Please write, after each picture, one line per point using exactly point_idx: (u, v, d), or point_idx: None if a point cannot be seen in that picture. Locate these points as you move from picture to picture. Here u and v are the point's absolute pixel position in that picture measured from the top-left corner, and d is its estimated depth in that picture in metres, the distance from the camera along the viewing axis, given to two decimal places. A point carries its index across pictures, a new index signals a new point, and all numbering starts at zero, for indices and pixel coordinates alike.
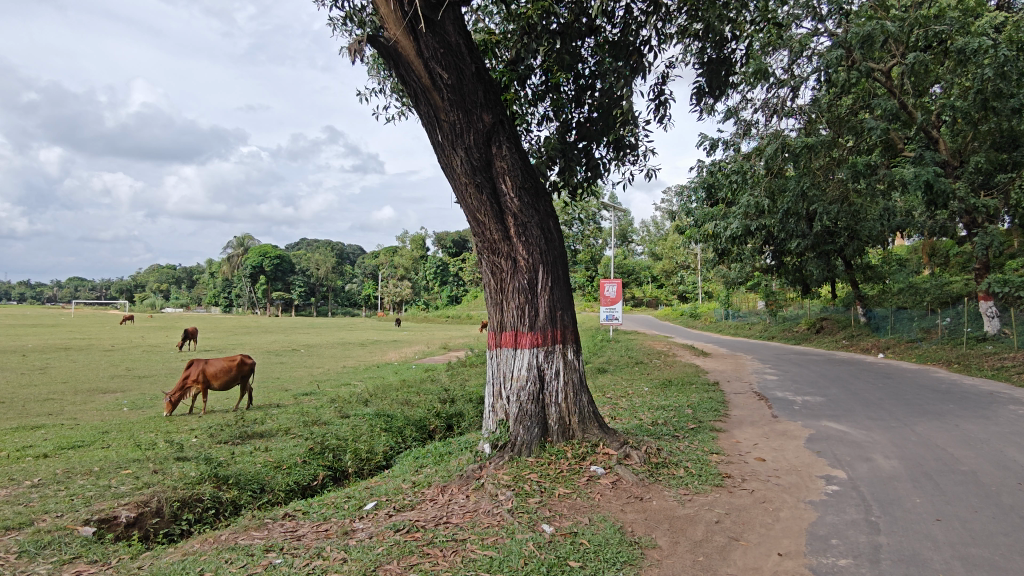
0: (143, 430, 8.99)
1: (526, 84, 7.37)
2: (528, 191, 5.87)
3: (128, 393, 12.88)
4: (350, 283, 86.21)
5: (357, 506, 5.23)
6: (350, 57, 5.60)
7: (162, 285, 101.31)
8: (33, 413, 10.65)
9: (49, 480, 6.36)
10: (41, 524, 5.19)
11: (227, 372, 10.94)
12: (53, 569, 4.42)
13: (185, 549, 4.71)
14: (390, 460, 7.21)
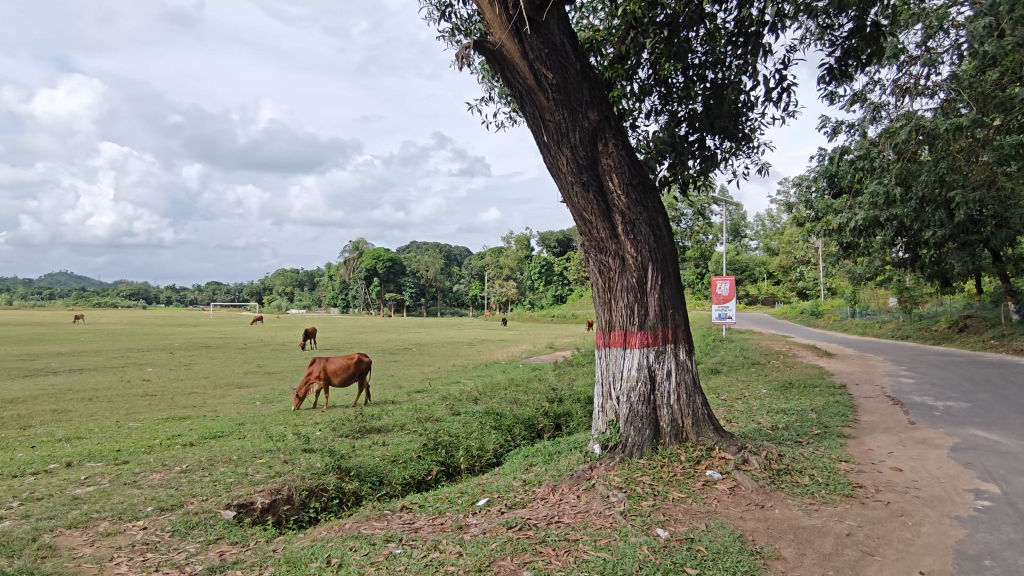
0: (273, 423, 9.66)
1: (634, 78, 7.25)
2: (636, 187, 5.75)
3: (260, 388, 13.88)
4: (458, 284, 88.64)
5: (470, 501, 5.35)
6: (457, 64, 5.75)
7: (287, 288, 109.05)
8: (180, 405, 11.76)
9: (196, 466, 7.01)
10: (190, 505, 5.72)
11: (347, 370, 11.50)
12: (200, 548, 4.85)
13: (313, 535, 5.01)
14: (500, 458, 7.31)
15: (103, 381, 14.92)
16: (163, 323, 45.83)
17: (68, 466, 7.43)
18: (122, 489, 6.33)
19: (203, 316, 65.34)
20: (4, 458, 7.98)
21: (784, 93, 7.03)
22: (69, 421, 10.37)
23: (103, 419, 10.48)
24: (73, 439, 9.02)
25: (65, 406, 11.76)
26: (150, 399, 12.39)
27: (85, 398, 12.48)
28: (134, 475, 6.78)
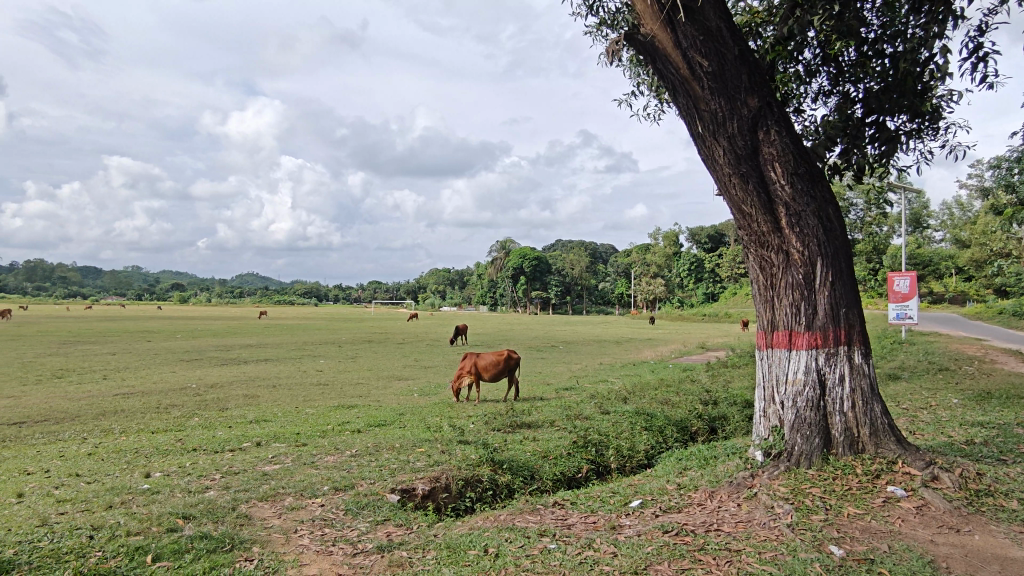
0: (430, 414, 10.20)
1: (798, 59, 6.78)
2: (802, 176, 5.35)
3: (417, 381, 14.70)
4: (603, 282, 88.18)
5: (623, 502, 5.28)
6: (608, 58, 5.69)
7: (440, 286, 114.90)
8: (349, 394, 12.81)
9: (363, 452, 7.57)
10: (360, 487, 6.18)
11: (497, 365, 11.81)
12: (370, 527, 5.23)
13: (471, 523, 5.21)
14: (652, 460, 7.15)
15: (284, 371, 16.62)
16: (335, 320, 49.97)
17: (258, 445, 8.36)
18: (302, 468, 6.99)
19: (367, 313, 70.80)
20: (208, 435, 9.16)
21: (981, 63, 6.17)
22: (258, 405, 11.68)
23: (285, 405, 11.68)
24: (261, 421, 10.13)
25: (254, 391, 13.26)
26: (323, 388, 13.62)
27: (270, 386, 13.99)
28: (313, 457, 7.46)
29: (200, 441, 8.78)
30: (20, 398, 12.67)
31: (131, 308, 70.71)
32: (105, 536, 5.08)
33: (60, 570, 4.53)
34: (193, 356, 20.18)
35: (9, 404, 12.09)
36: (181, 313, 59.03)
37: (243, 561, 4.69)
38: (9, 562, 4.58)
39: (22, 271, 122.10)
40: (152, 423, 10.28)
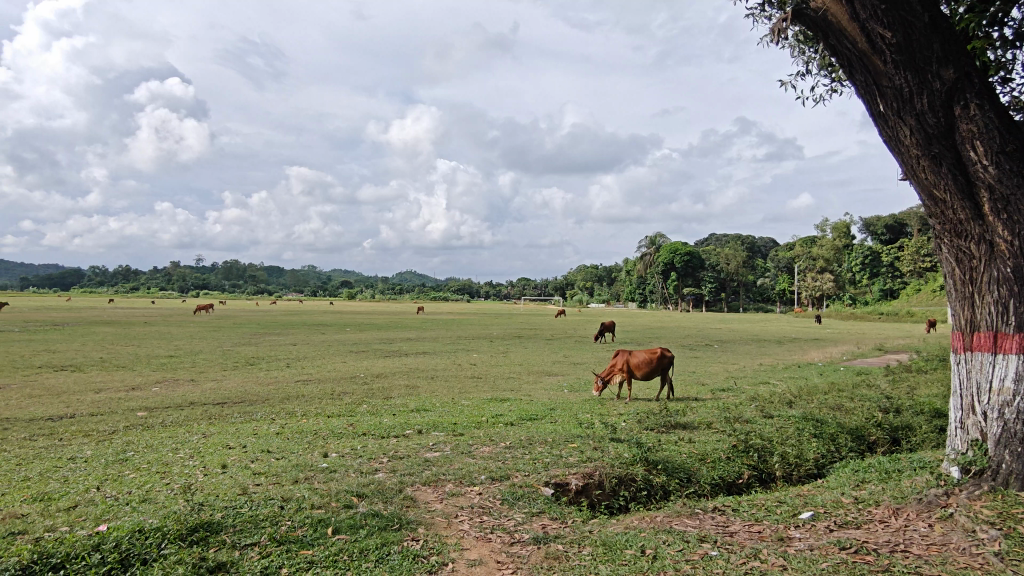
0: (581, 410, 10.22)
1: (1005, 21, 5.92)
2: (1011, 155, 4.66)
3: (568, 377, 14.79)
4: (762, 278, 83.10)
5: (791, 512, 4.94)
6: (774, 38, 5.33)
7: (588, 283, 114.90)
8: (501, 388, 13.21)
9: (517, 444, 7.76)
10: (515, 479, 6.34)
11: (649, 364, 11.52)
12: (526, 518, 5.35)
13: (626, 523, 5.15)
14: (823, 469, 6.61)
15: (440, 363, 17.49)
16: (488, 316, 51.44)
17: (420, 433, 8.87)
18: (460, 457, 7.31)
19: (518, 308, 72.35)
20: (376, 421, 9.89)
21: None
22: (418, 395, 12.41)
23: (442, 395, 12.30)
24: (422, 410, 10.75)
25: (414, 382, 14.10)
26: (477, 381, 14.16)
27: (428, 377, 14.80)
28: (470, 446, 7.78)
29: (369, 427, 9.49)
30: (222, 382, 14.50)
31: (308, 303, 78.24)
32: (293, 507, 5.67)
33: (258, 534, 5.12)
34: (362, 348, 21.89)
35: (214, 386, 13.91)
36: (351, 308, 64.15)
37: (409, 541, 5.00)
38: (218, 524, 5.27)
39: (221, 271, 139.68)
40: (328, 407, 11.29)
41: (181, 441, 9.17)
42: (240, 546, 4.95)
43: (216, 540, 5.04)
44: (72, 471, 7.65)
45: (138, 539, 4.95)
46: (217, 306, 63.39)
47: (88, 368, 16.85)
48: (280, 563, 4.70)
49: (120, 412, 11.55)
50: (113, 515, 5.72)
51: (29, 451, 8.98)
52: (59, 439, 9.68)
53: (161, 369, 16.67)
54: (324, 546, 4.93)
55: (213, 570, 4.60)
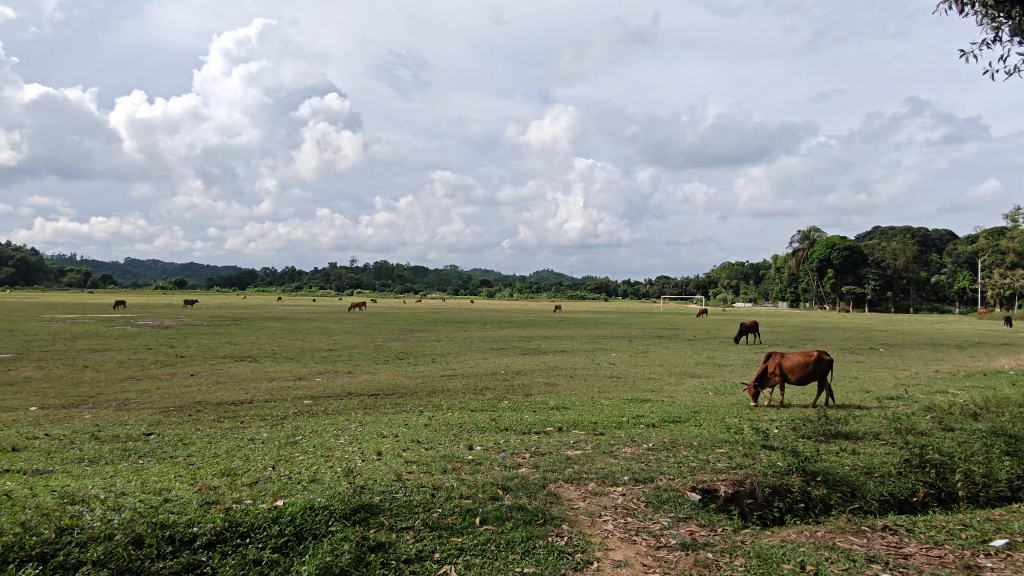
0: (728, 414, 9.76)
1: None
2: None
3: (713, 379, 14.19)
4: (936, 275, 74.45)
5: (979, 538, 4.40)
6: None
7: (732, 281, 109.50)
8: (642, 388, 12.99)
9: (661, 446, 7.57)
10: (660, 482, 6.19)
11: (804, 367, 10.75)
12: (673, 523, 5.21)
13: (783, 535, 4.85)
14: (1019, 493, 5.80)
15: (579, 362, 17.49)
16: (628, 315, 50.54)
17: (560, 431, 8.94)
18: (602, 456, 7.27)
19: (662, 307, 70.11)
20: (517, 418, 10.10)
21: None
22: (558, 393, 12.51)
23: (582, 394, 12.30)
24: (562, 408, 10.83)
25: (554, 380, 14.24)
26: (617, 381, 14.02)
27: (567, 376, 14.87)
28: (611, 446, 7.71)
29: (511, 422, 9.71)
30: (376, 374, 15.52)
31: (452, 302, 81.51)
32: (443, 496, 5.94)
33: (412, 518, 5.43)
34: (503, 345, 22.45)
35: (369, 378, 14.97)
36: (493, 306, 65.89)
37: (554, 536, 5.04)
38: (377, 506, 5.65)
39: (373, 271, 149.64)
40: (472, 402, 11.72)
41: (342, 428, 9.95)
42: (397, 529, 5.28)
43: (375, 521, 5.40)
44: (252, 451, 8.58)
45: (309, 515, 5.45)
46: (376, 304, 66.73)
47: (263, 359, 18.77)
48: (433, 547, 4.95)
49: (290, 400, 12.74)
50: (289, 492, 6.34)
51: (218, 431, 10.18)
52: (241, 421, 10.88)
53: (323, 361, 18.20)
54: (472, 535, 5.12)
55: (374, 549, 4.95)
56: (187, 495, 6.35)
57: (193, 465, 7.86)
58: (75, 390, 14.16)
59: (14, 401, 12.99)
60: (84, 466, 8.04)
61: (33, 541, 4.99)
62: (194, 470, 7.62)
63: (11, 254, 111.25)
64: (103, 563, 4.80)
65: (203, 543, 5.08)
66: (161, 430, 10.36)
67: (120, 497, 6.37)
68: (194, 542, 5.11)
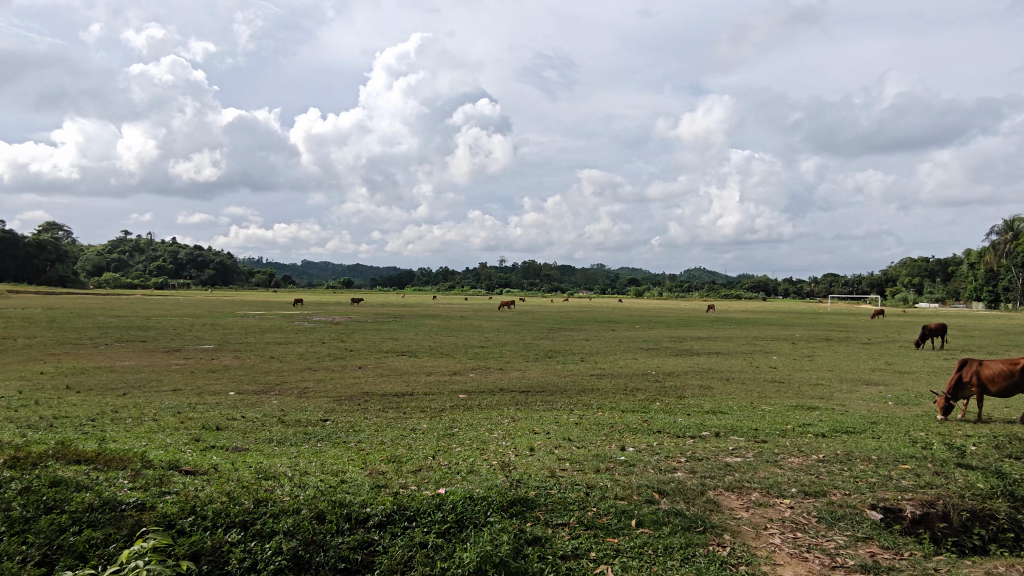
0: (913, 428, 8.77)
1: None
2: None
3: (892, 387, 12.84)
4: None
5: None
6: None
7: (914, 279, 98.35)
8: (808, 395, 12.07)
9: (833, 458, 6.98)
10: (833, 496, 5.71)
11: (1008, 377, 9.40)
12: (850, 542, 4.78)
13: (987, 569, 4.29)
14: None
15: (736, 365, 16.62)
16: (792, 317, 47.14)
17: (718, 436, 8.55)
18: (765, 465, 6.85)
19: (833, 308, 64.34)
20: (670, 420, 9.82)
21: None
22: (713, 396, 11.98)
23: (740, 399, 11.68)
24: (718, 413, 10.34)
25: (709, 383, 13.65)
26: (779, 386, 13.15)
27: (722, 379, 14.17)
28: (775, 455, 7.24)
29: (664, 425, 9.46)
30: (526, 371, 15.87)
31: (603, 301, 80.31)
32: (598, 495, 5.92)
33: (568, 515, 5.47)
34: (652, 345, 21.92)
35: (521, 375, 15.33)
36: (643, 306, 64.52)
37: (715, 546, 4.84)
38: (533, 501, 5.76)
39: (521, 271, 153.02)
40: (622, 402, 11.57)
41: (496, 423, 10.28)
42: (552, 524, 5.35)
43: (531, 515, 5.52)
44: (414, 440, 9.13)
45: (470, 504, 5.68)
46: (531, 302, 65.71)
47: (422, 354, 19.90)
48: (589, 546, 4.95)
49: (446, 393, 13.38)
50: (449, 481, 6.66)
51: (383, 420, 10.95)
52: (403, 412, 11.63)
53: (477, 358, 18.91)
54: (629, 537, 5.05)
55: (531, 542, 5.06)
56: (360, 478, 6.90)
57: (364, 451, 8.53)
58: (265, 378, 15.96)
59: (216, 386, 14.89)
60: (273, 446, 9.03)
61: (236, 509, 5.68)
62: (364, 455, 8.26)
63: (213, 258, 127.86)
64: (292, 533, 5.35)
65: (375, 523, 5.49)
66: (335, 417, 11.34)
67: (303, 475, 7.07)
68: (368, 521, 5.53)
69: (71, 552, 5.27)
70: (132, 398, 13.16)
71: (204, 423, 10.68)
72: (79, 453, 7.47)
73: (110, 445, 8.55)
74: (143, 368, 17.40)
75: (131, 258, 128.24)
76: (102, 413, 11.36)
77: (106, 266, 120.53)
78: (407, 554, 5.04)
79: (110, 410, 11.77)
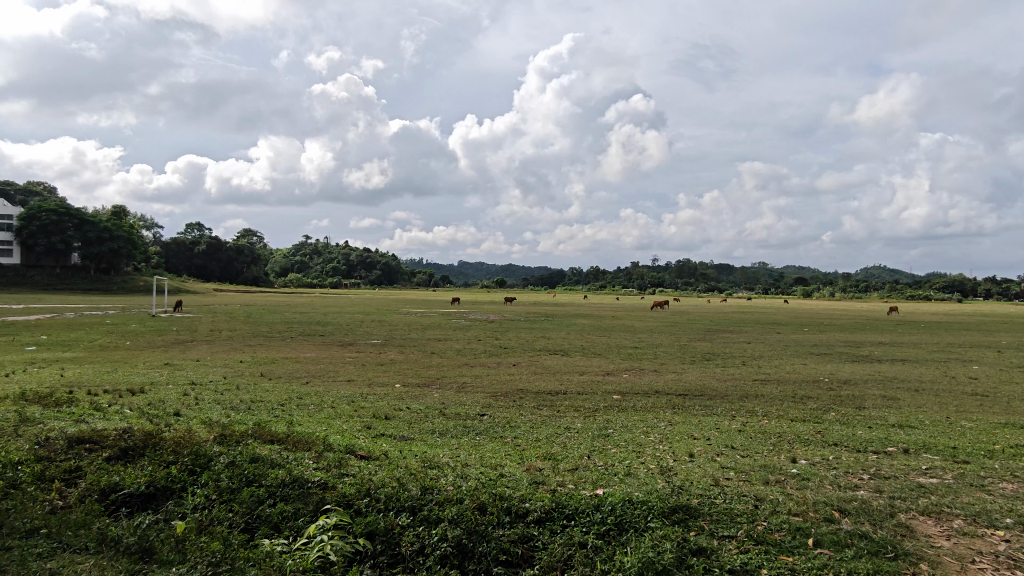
0: None
1: None
2: None
3: None
4: None
5: None
6: None
7: None
8: (1021, 412, 10.42)
9: None
10: None
11: None
12: None
13: None
14: None
15: (928, 374, 14.77)
16: (996, 321, 41.03)
17: (905, 453, 7.66)
18: (969, 490, 6.00)
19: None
20: (847, 433, 8.96)
21: None
22: (899, 409, 10.74)
23: (933, 413, 10.36)
24: (906, 427, 9.25)
25: (893, 393, 12.29)
26: (981, 400, 11.48)
27: (911, 389, 12.66)
28: (982, 479, 6.32)
29: (840, 437, 8.64)
30: (683, 374, 15.30)
31: (767, 302, 73.96)
32: (768, 509, 5.53)
33: (735, 528, 5.18)
34: (824, 350, 20.14)
35: (677, 378, 14.83)
36: (810, 307, 59.52)
37: None
38: (696, 509, 5.53)
39: (674, 271, 148.35)
40: (790, 411, 10.74)
41: (651, 426, 10.02)
42: (719, 536, 5.09)
43: (695, 524, 5.29)
44: (569, 439, 9.16)
45: (629, 507, 5.56)
46: (685, 304, 62.38)
47: (574, 353, 19.97)
48: (760, 562, 4.65)
49: (599, 394, 13.27)
50: (607, 482, 6.57)
51: (538, 418, 11.10)
52: (557, 410, 11.74)
53: (630, 358, 18.61)
54: (805, 557, 4.67)
55: (695, 553, 4.86)
56: (518, 473, 7.05)
57: (521, 447, 8.71)
58: (427, 372, 16.90)
59: (385, 378, 16.01)
60: (436, 437, 9.51)
61: (406, 495, 6.03)
62: (520, 451, 8.42)
63: (380, 259, 137.97)
64: (456, 522, 5.56)
65: (534, 519, 5.57)
66: (491, 412, 11.69)
67: (465, 467, 7.34)
68: (528, 516, 5.62)
69: (267, 522, 5.89)
70: (314, 387, 14.55)
71: (374, 413, 11.51)
72: (273, 433, 8.37)
73: (297, 428, 9.49)
74: (322, 359, 19.18)
75: (311, 261, 142.20)
76: (289, 399, 12.69)
77: (291, 267, 134.69)
78: (566, 552, 5.04)
79: (295, 396, 13.12)
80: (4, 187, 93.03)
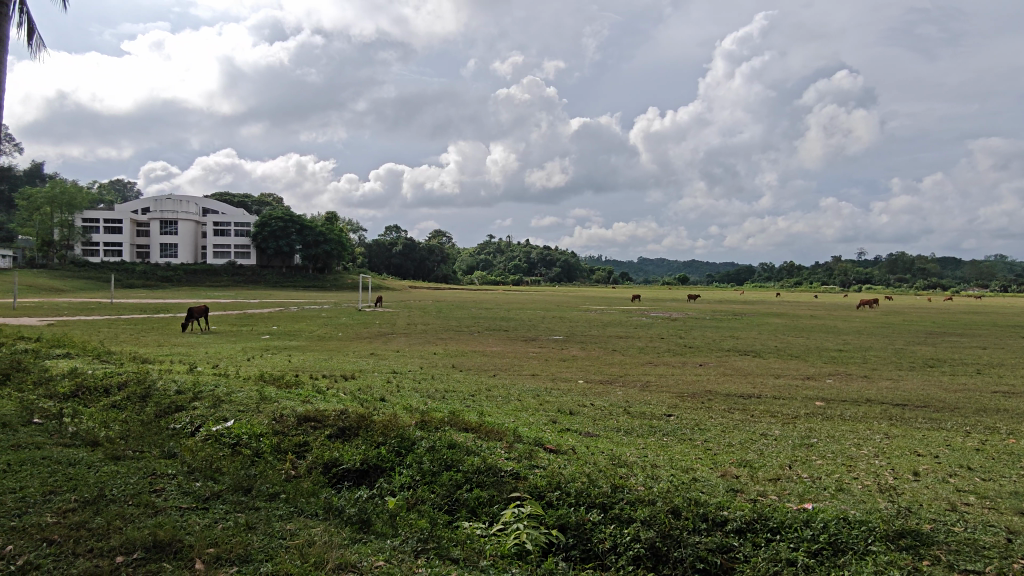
0: None
1: None
2: None
3: None
4: None
5: None
6: None
7: None
8: None
9: None
10: None
11: None
12: None
13: None
14: None
15: None
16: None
17: None
18: None
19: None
20: None
21: None
22: None
23: None
24: None
25: None
26: None
27: None
28: None
29: None
30: (900, 382, 13.58)
31: (1006, 302, 62.99)
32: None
33: (982, 563, 4.48)
34: None
35: (892, 386, 13.20)
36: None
37: None
38: (929, 536, 4.86)
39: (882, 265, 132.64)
40: None
41: (863, 437, 9.01)
42: (960, 570, 4.44)
43: (928, 553, 4.67)
44: (766, 446, 8.56)
45: (845, 527, 5.04)
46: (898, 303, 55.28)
47: (766, 355, 18.66)
48: None
49: (799, 399, 12.24)
50: (816, 496, 6.01)
51: (730, 421, 10.52)
52: (750, 414, 11.05)
53: (833, 362, 16.95)
54: None
55: None
56: (713, 478, 6.72)
57: (712, 451, 8.31)
58: (609, 370, 16.85)
59: (568, 374, 16.24)
60: (622, 435, 9.40)
61: (597, 491, 6.02)
62: (712, 456, 8.02)
63: (559, 257, 140.38)
64: (650, 523, 5.43)
65: (733, 529, 5.27)
66: (678, 413, 11.31)
67: (654, 468, 7.16)
68: (726, 525, 5.32)
69: (465, 506, 6.22)
70: (502, 380, 15.14)
71: (559, 407, 11.70)
72: (468, 423, 8.85)
73: (489, 419, 9.92)
74: (508, 353, 19.94)
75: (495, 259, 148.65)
76: (479, 390, 13.36)
77: (477, 265, 141.97)
78: (772, 568, 4.70)
79: (485, 387, 13.79)
80: (245, 199, 109.31)
